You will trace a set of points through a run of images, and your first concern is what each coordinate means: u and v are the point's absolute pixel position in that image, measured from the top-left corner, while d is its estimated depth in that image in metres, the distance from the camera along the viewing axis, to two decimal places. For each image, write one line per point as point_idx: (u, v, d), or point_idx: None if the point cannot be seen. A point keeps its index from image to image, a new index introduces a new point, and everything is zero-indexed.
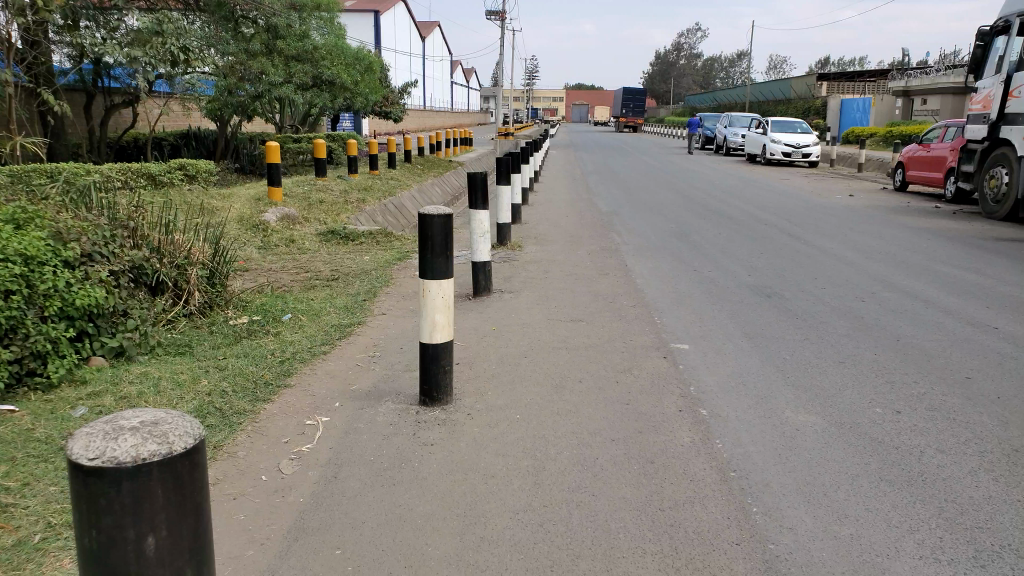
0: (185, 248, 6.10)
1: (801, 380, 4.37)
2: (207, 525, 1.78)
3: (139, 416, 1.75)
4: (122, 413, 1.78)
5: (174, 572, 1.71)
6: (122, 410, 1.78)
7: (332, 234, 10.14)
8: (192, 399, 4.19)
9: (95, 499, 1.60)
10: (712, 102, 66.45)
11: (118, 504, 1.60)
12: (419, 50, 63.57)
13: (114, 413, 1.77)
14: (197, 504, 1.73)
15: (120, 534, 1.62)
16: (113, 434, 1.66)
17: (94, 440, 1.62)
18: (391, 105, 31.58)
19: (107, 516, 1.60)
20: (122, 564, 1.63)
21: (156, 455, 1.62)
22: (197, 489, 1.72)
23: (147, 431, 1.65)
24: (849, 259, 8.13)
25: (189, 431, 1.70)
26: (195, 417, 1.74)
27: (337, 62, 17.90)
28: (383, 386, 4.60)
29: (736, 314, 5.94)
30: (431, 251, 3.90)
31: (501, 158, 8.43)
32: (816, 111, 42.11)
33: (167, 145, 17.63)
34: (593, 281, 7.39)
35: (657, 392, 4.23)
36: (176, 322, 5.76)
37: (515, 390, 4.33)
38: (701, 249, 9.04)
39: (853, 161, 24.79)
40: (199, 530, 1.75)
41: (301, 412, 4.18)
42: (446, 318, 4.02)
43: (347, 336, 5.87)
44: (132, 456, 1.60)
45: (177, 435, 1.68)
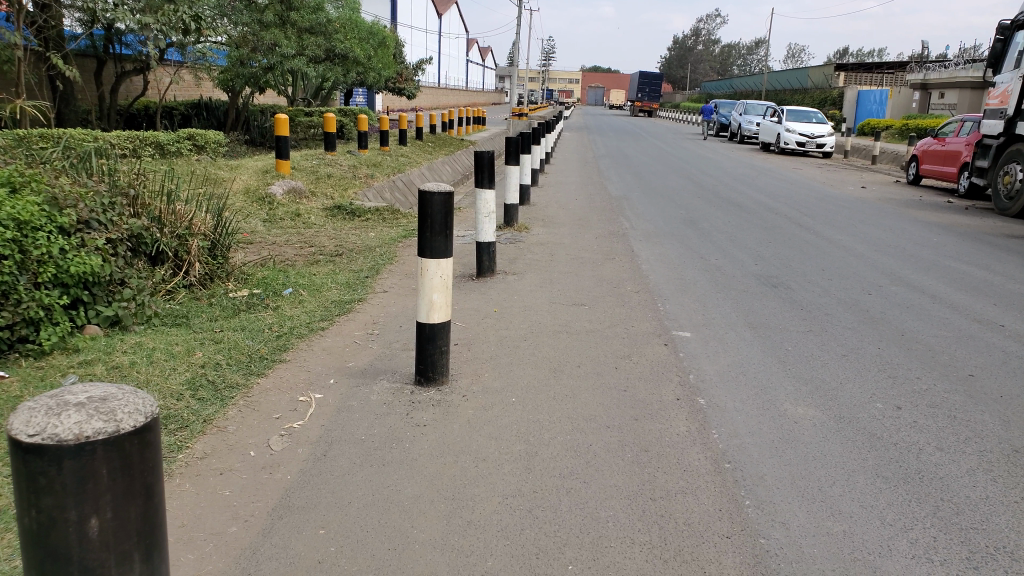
0: (187, 218, 6.06)
1: (803, 372, 4.28)
2: (159, 506, 1.73)
3: (89, 391, 1.69)
4: (71, 387, 1.72)
5: (120, 555, 1.65)
6: (72, 385, 1.72)
7: (339, 209, 10.06)
8: (185, 370, 4.16)
9: (35, 477, 1.54)
10: (728, 89, 65.74)
11: (59, 483, 1.55)
12: (435, 27, 63.10)
13: (64, 386, 1.71)
14: (147, 486, 1.67)
15: (60, 515, 1.56)
16: (57, 409, 1.59)
17: (36, 415, 1.57)
18: (405, 81, 31.39)
19: (48, 496, 1.55)
20: (62, 546, 1.58)
21: (100, 433, 1.56)
22: (147, 469, 1.66)
23: (93, 408, 1.59)
24: (857, 251, 8.00)
25: (141, 409, 1.64)
26: (149, 394, 1.68)
27: (350, 36, 17.76)
28: (380, 364, 4.54)
29: (739, 303, 5.84)
30: (430, 230, 3.82)
31: (510, 138, 8.31)
32: (831, 102, 41.65)
33: (178, 114, 17.57)
34: (598, 266, 7.29)
35: (656, 380, 4.15)
36: (175, 293, 5.73)
37: (513, 373, 4.26)
38: (709, 236, 8.92)
39: (867, 153, 24.45)
40: (149, 512, 1.69)
41: (295, 388, 4.13)
42: (445, 297, 3.94)
43: (347, 312, 5.81)
44: (75, 433, 1.54)
45: (127, 412, 1.62)
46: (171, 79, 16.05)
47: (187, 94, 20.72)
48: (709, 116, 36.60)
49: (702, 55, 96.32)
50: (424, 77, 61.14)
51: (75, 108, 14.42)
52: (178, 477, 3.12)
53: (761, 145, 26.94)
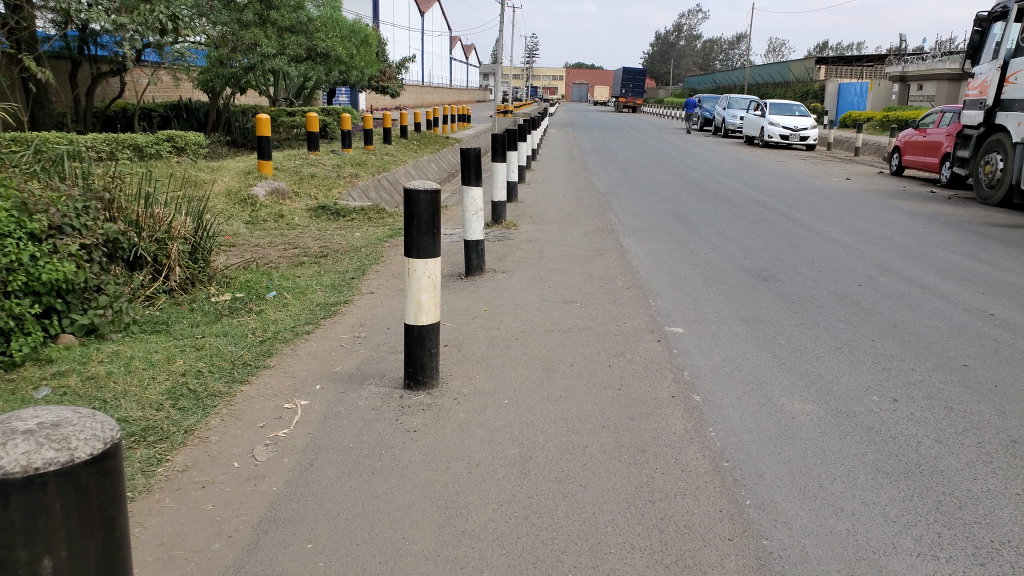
0: (166, 222, 5.91)
1: (800, 366, 4.19)
2: (121, 540, 1.63)
3: (41, 417, 1.60)
4: (23, 413, 1.63)
5: None
6: (23, 411, 1.63)
7: (323, 209, 9.91)
8: (165, 380, 4.04)
9: None
10: (710, 83, 65.91)
11: (7, 520, 1.45)
12: (418, 26, 62.86)
13: (13, 412, 1.61)
14: (107, 519, 1.57)
15: (10, 555, 1.46)
16: (5, 439, 1.50)
17: None
18: (388, 80, 31.19)
19: None
20: None
21: (51, 464, 1.47)
22: (107, 501, 1.57)
23: (44, 436, 1.50)
24: (845, 243, 7.94)
25: (99, 435, 1.56)
26: (106, 418, 1.60)
27: (331, 35, 17.57)
28: (368, 368, 4.42)
29: (731, 297, 5.76)
30: (416, 230, 3.70)
31: (496, 135, 8.20)
32: (813, 96, 41.80)
33: (157, 116, 17.31)
34: (587, 262, 7.19)
35: (651, 377, 4.05)
36: (155, 298, 5.58)
37: (506, 374, 4.15)
38: (698, 230, 8.84)
39: (849, 145, 24.52)
40: (109, 548, 1.60)
41: (280, 395, 4.00)
42: (433, 298, 3.82)
43: (332, 315, 5.68)
44: (24, 466, 1.45)
45: (82, 440, 1.53)
46: (150, 80, 15.81)
47: (166, 95, 20.44)
48: (692, 110, 36.62)
49: (684, 50, 96.49)
50: (408, 75, 60.88)
51: (49, 109, 14.38)
52: (158, 492, 3.01)
53: (745, 139, 26.97)
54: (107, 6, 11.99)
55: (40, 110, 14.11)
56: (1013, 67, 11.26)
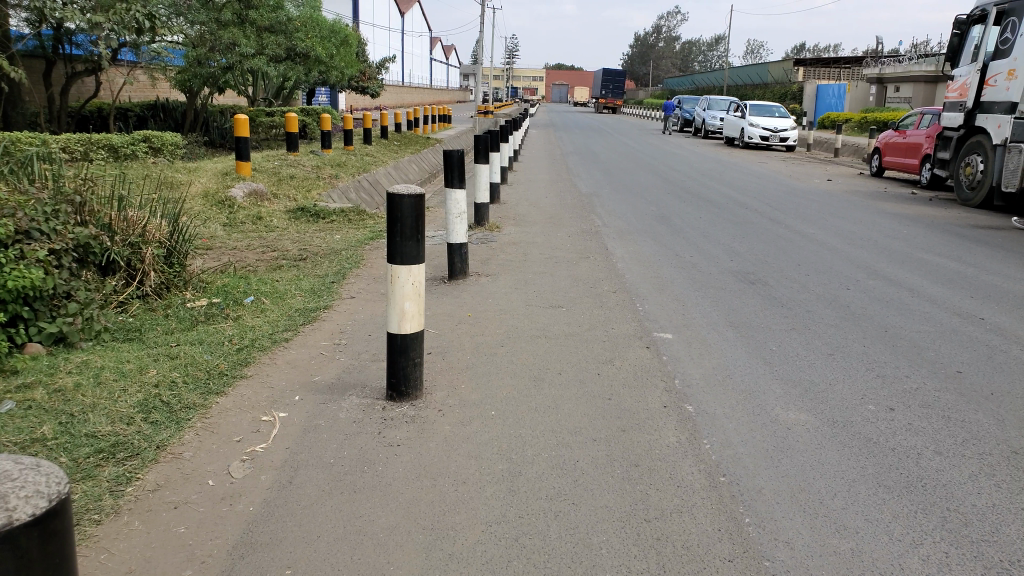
0: (140, 225, 5.73)
1: (792, 373, 4.11)
2: None
3: None
4: None
5: None
6: None
7: (302, 211, 9.72)
8: (136, 391, 3.87)
9: None
10: (690, 85, 66.22)
11: None
12: (398, 26, 62.52)
13: None
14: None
15: None
16: None
17: None
18: (368, 80, 30.95)
19: None
20: None
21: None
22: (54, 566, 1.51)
23: None
24: (831, 245, 7.91)
25: (42, 491, 1.49)
26: (51, 472, 1.53)
27: (311, 35, 17.35)
28: (349, 378, 4.28)
29: (719, 302, 5.68)
30: (400, 235, 3.57)
31: (479, 136, 8.08)
32: (792, 97, 42.11)
33: (134, 116, 16.98)
34: (572, 265, 7.09)
35: (641, 386, 3.94)
36: (129, 304, 5.40)
37: (492, 384, 4.03)
38: (682, 232, 8.77)
39: (829, 146, 24.68)
40: None
41: (257, 407, 3.85)
42: (417, 306, 3.69)
43: (312, 321, 5.52)
44: None
45: (21, 499, 1.46)
46: (125, 79, 15.50)
47: (142, 95, 20.08)
48: (672, 112, 36.74)
49: (664, 51, 96.88)
50: (388, 75, 60.55)
51: (22, 109, 14.07)
52: (127, 514, 2.86)
53: (725, 140, 27.06)
54: (82, 5, 11.75)
55: (12, 110, 13.78)
56: (993, 69, 11.34)
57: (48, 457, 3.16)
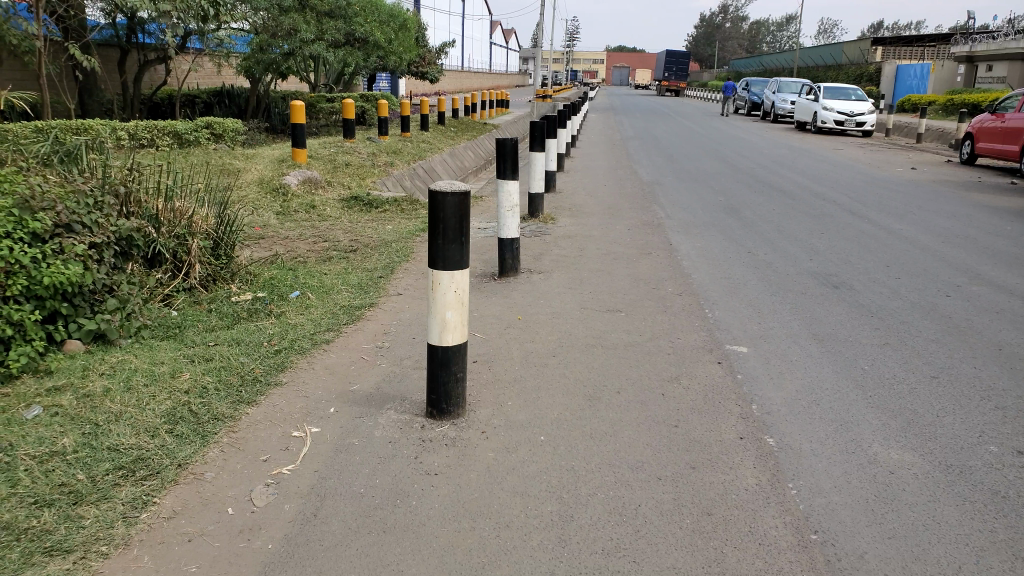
0: (187, 216, 5.52)
1: (889, 403, 3.69)
2: None
3: None
4: None
5: None
6: None
7: (355, 200, 9.47)
8: (165, 398, 3.53)
9: None
10: (758, 66, 64.07)
11: None
12: (458, 9, 62.20)
13: None
14: None
15: None
16: None
17: None
18: (429, 65, 30.72)
19: None
20: None
21: None
22: None
23: None
24: (923, 243, 7.28)
25: None
26: None
27: (371, 19, 17.09)
28: (388, 388, 3.95)
29: (799, 310, 5.17)
30: (442, 237, 3.21)
31: (536, 122, 7.65)
32: (869, 78, 40.14)
33: (200, 103, 17.07)
34: (633, 262, 6.65)
35: (713, 412, 3.60)
36: (173, 298, 5.18)
37: (542, 402, 3.67)
38: (755, 226, 8.22)
39: (911, 131, 23.31)
40: None
41: (287, 420, 3.52)
42: (459, 316, 3.33)
43: (356, 320, 5.22)
44: None
45: None
46: (191, 66, 15.56)
47: (208, 82, 20.22)
48: (738, 94, 35.49)
49: (731, 32, 94.08)
50: (448, 59, 60.39)
51: (97, 96, 14.26)
52: (137, 547, 2.53)
53: (797, 124, 25.87)
54: None
55: (88, 98, 14.01)
56: None
57: (64, 474, 2.83)
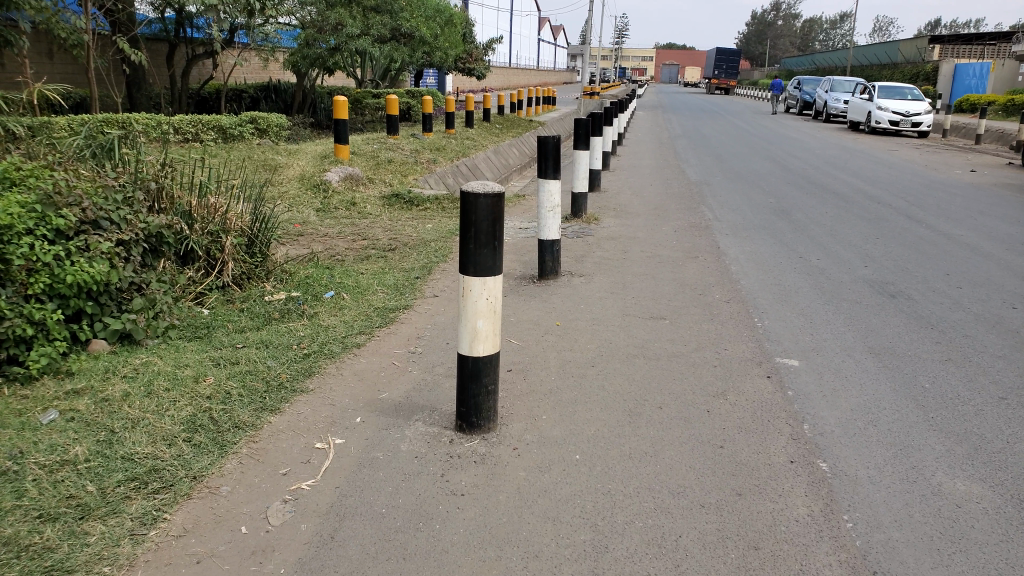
0: (221, 212, 5.46)
1: (953, 427, 3.35)
2: None
3: None
4: None
5: None
6: None
7: (396, 197, 9.37)
8: (186, 404, 3.45)
9: None
10: (810, 65, 62.60)
11: None
12: (506, 5, 62.07)
13: None
14: None
15: None
16: None
17: None
18: (476, 62, 30.61)
19: None
20: None
21: None
22: None
23: None
24: (984, 250, 6.85)
25: None
26: None
27: (417, 14, 17.00)
28: (418, 398, 3.78)
29: (854, 320, 4.85)
30: (474, 242, 3.03)
31: (580, 119, 7.41)
32: (925, 78, 38.79)
33: (247, 98, 17.25)
34: (678, 266, 6.37)
35: (761, 431, 3.31)
36: (206, 296, 5.11)
37: (579, 417, 3.44)
38: (806, 229, 7.86)
39: (969, 131, 22.37)
40: None
41: (311, 430, 3.41)
42: (491, 325, 3.14)
43: (390, 322, 5.08)
44: None
45: None
46: (238, 60, 15.70)
47: (255, 77, 20.42)
48: (789, 93, 34.61)
49: (783, 29, 92.06)
50: (496, 56, 60.26)
51: (145, 90, 14.48)
52: (142, 568, 2.40)
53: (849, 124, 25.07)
54: None
55: (136, 91, 14.22)
56: None
57: (74, 485, 2.73)
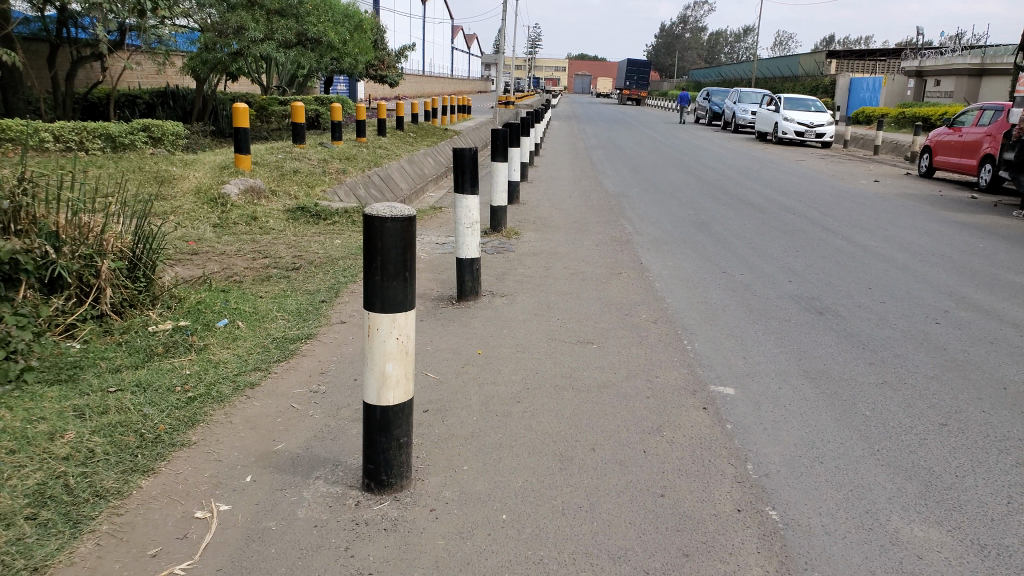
0: (97, 232, 4.84)
1: (900, 461, 3.13)
2: None
3: None
4: None
5: None
6: None
7: (302, 210, 8.78)
8: (35, 470, 2.89)
9: None
10: (716, 77, 64.66)
11: None
12: (419, 11, 61.54)
13: None
14: None
15: None
16: None
17: None
18: (388, 69, 29.92)
19: None
20: None
21: None
22: None
23: None
24: (900, 262, 6.89)
25: None
26: None
27: (324, 19, 16.24)
28: (319, 449, 3.32)
29: (784, 341, 4.67)
30: (380, 273, 2.61)
31: (497, 130, 7.06)
32: (823, 91, 40.52)
33: (142, 103, 16.17)
34: (602, 284, 6.11)
35: (703, 475, 3.02)
36: (77, 329, 4.49)
37: (505, 466, 3.06)
38: (727, 242, 7.77)
39: (867, 142, 23.32)
40: None
41: (189, 495, 2.92)
42: (403, 369, 2.73)
43: (291, 355, 4.58)
44: None
45: None
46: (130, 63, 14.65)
47: (150, 82, 19.21)
48: (698, 104, 35.45)
49: (690, 42, 95.05)
50: (410, 64, 59.46)
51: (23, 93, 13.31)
52: None
53: (756, 134, 25.75)
54: None
55: (13, 95, 13.04)
56: None
57: None
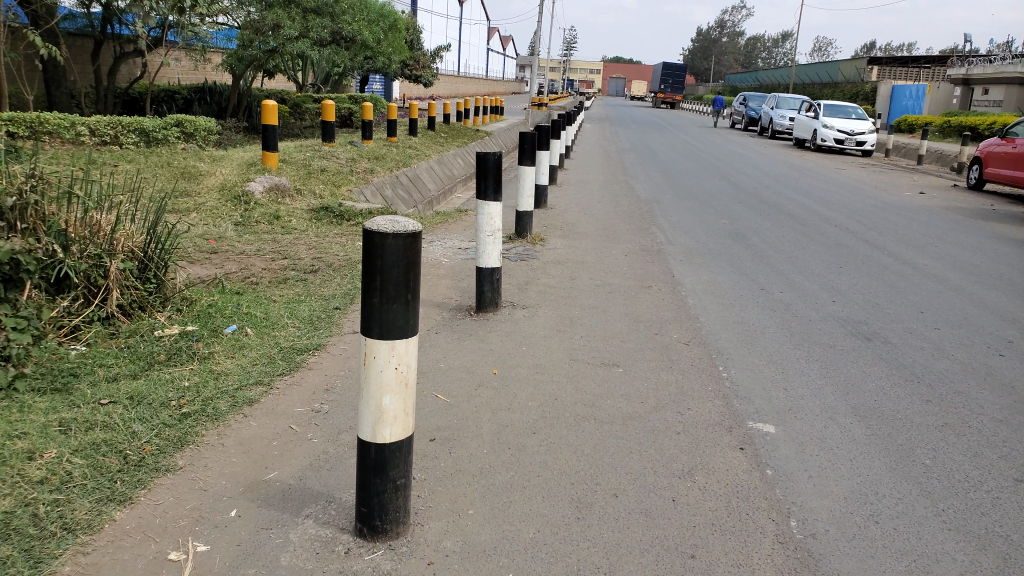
0: (108, 229, 4.59)
1: (971, 526, 2.75)
2: None
3: None
4: None
5: None
6: None
7: (325, 210, 8.54)
8: (3, 496, 2.62)
9: None
10: (753, 82, 63.63)
11: None
12: (455, 13, 61.57)
13: None
14: None
15: None
16: None
17: None
18: (423, 70, 29.75)
19: None
20: None
21: None
22: None
23: None
24: (955, 283, 6.42)
25: None
26: None
27: (359, 18, 16.05)
28: (313, 481, 3.02)
29: (830, 370, 4.27)
30: (379, 294, 2.30)
31: (526, 132, 6.72)
32: (864, 98, 39.50)
33: (180, 99, 16.24)
34: (631, 298, 5.74)
35: (742, 532, 2.66)
36: (82, 331, 4.25)
37: (515, 512, 2.73)
38: (765, 256, 7.35)
39: (911, 152, 22.55)
40: None
41: (167, 530, 2.64)
42: (402, 403, 2.41)
43: (297, 368, 4.29)
44: None
45: None
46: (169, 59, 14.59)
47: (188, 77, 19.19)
48: (735, 109, 34.75)
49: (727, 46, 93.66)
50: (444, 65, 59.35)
51: (65, 87, 13.29)
52: None
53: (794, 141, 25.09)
54: None
55: (56, 89, 13.02)
56: None
57: None
